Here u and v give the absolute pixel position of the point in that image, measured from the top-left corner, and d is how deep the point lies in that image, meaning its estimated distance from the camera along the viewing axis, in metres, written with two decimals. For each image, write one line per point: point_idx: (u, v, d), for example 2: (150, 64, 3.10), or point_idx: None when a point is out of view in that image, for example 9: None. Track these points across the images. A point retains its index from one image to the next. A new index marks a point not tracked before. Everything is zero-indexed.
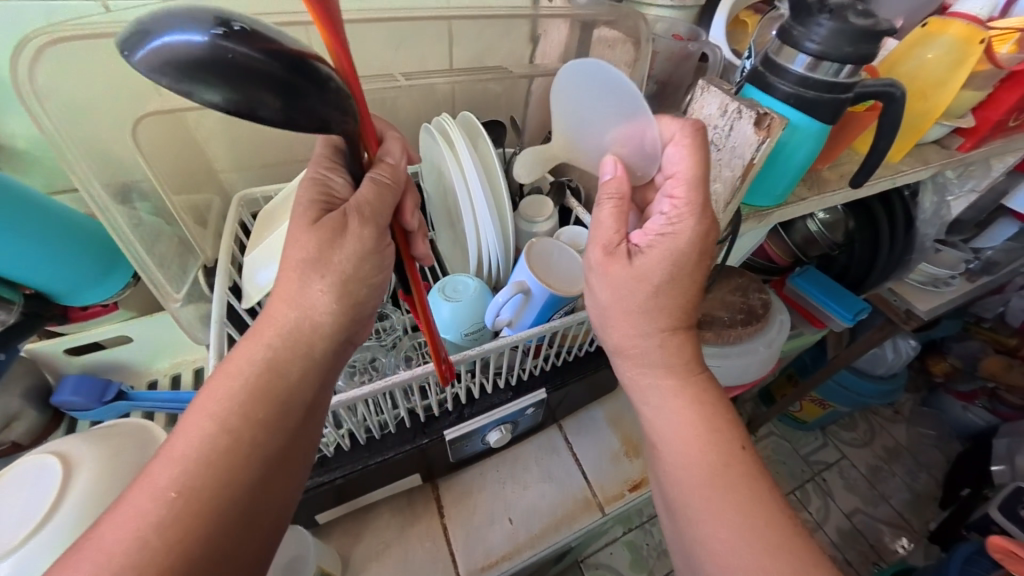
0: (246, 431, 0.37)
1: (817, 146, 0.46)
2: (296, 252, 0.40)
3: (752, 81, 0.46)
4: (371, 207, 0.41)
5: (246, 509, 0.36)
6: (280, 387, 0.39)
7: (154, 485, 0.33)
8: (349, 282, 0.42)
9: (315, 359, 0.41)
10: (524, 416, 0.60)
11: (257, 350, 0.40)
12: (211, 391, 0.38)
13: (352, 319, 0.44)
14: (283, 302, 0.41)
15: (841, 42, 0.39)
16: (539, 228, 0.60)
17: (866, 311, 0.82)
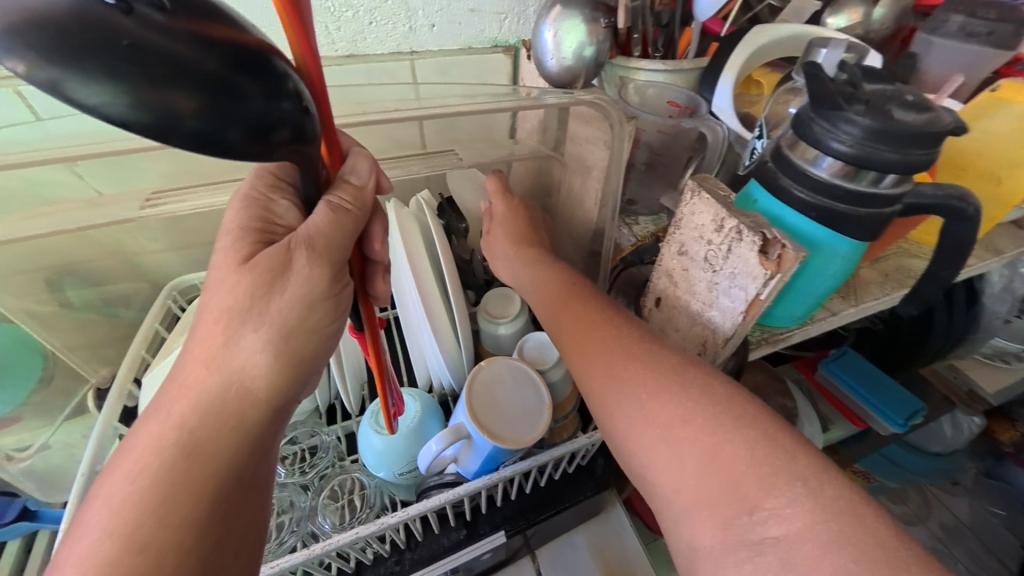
0: (165, 542, 0.24)
1: (849, 266, 0.36)
2: (184, 399, 0.27)
3: (759, 179, 0.36)
4: (324, 238, 0.28)
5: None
6: (209, 463, 0.26)
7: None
8: (296, 341, 0.29)
9: (252, 425, 0.28)
10: (480, 561, 0.49)
11: (163, 428, 0.27)
12: (109, 487, 0.25)
13: (302, 376, 0.30)
14: (202, 365, 0.28)
15: (883, 146, 0.28)
16: (502, 331, 0.50)
17: (921, 415, 0.68)
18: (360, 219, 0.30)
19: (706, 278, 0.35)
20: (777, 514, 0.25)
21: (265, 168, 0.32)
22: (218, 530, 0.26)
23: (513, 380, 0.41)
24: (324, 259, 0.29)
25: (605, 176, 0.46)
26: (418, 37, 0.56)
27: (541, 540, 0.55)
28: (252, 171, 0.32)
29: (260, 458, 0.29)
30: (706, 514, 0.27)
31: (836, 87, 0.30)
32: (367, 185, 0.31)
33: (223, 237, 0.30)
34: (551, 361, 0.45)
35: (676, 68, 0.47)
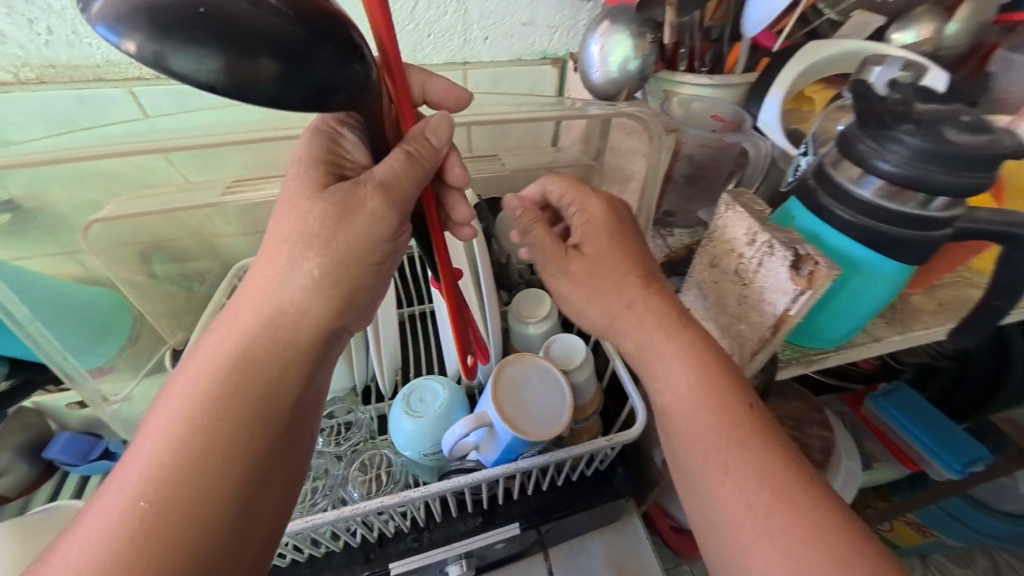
0: (225, 432, 0.28)
1: (895, 289, 0.34)
2: (252, 305, 0.31)
3: (800, 197, 0.36)
4: (395, 181, 0.31)
5: (233, 527, 0.27)
6: (264, 370, 0.30)
7: (118, 496, 0.26)
8: (350, 268, 0.32)
9: (301, 346, 0.32)
10: (492, 550, 0.50)
11: (231, 333, 0.31)
12: (181, 381, 0.29)
13: (349, 308, 0.34)
14: (263, 279, 0.31)
15: (934, 167, 0.28)
16: (531, 331, 0.52)
17: (984, 462, 0.62)
18: (427, 173, 0.32)
19: (736, 292, 0.35)
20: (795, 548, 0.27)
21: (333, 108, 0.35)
22: (273, 435, 0.30)
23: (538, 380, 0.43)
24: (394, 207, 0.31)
25: (643, 187, 0.47)
26: (473, 48, 0.60)
27: (554, 540, 0.55)
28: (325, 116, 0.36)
29: (306, 379, 0.32)
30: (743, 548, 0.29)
31: (885, 108, 0.30)
32: (442, 146, 0.33)
33: (293, 165, 0.34)
34: (577, 363, 0.46)
35: (724, 83, 0.47)
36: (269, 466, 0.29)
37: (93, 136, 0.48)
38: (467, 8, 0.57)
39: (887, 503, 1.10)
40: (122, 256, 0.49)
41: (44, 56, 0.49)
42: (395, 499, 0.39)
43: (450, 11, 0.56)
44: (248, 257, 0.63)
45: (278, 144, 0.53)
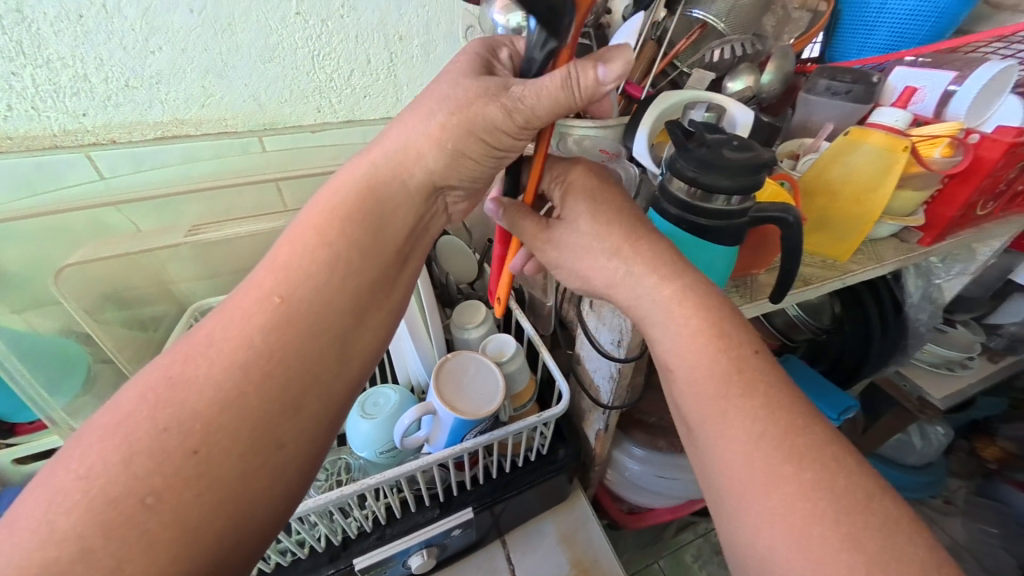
0: (345, 253, 0.37)
1: (727, 266, 0.46)
2: (380, 145, 0.40)
3: (653, 205, 0.48)
4: (534, 102, 0.35)
5: (331, 350, 0.34)
6: (378, 209, 0.39)
7: (255, 293, 0.34)
8: (470, 140, 0.38)
9: (408, 192, 0.40)
10: (452, 538, 0.55)
11: (357, 172, 0.40)
12: (316, 208, 0.38)
13: (455, 171, 0.40)
14: (392, 130, 0.40)
15: (722, 175, 0.40)
16: (471, 335, 0.60)
17: (854, 410, 0.75)
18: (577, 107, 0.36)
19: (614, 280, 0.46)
20: (799, 511, 0.29)
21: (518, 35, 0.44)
22: (367, 280, 0.37)
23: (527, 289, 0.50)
24: (528, 127, 0.37)
25: None
26: (404, 104, 0.72)
27: (509, 525, 0.61)
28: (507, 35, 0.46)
29: (406, 230, 0.41)
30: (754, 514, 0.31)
31: (690, 139, 0.43)
32: (607, 84, 0.34)
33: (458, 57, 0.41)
34: (509, 355, 0.55)
35: (605, 125, 0.60)
36: (360, 313, 0.37)
37: (54, 197, 0.53)
38: (396, 75, 0.69)
39: None
40: (83, 299, 0.54)
41: (4, 129, 0.54)
42: (354, 486, 0.44)
43: (383, 76, 0.68)
44: (202, 298, 0.68)
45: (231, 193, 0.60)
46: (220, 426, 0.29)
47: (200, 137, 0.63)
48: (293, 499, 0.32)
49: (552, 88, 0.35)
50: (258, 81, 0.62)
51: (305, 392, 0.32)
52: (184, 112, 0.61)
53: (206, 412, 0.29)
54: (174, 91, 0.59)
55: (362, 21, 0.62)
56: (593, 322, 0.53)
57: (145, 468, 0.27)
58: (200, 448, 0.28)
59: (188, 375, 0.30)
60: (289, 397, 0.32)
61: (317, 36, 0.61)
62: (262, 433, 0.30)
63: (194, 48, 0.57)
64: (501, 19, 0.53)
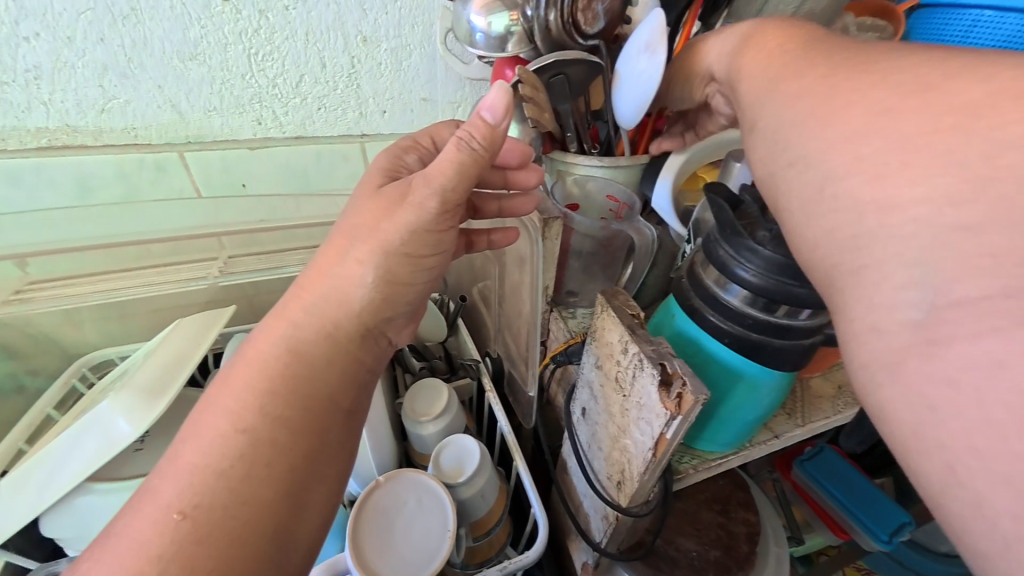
0: (268, 432, 0.27)
1: (781, 396, 0.33)
2: (308, 287, 0.32)
3: (675, 292, 0.34)
4: (438, 175, 0.30)
5: (265, 558, 0.25)
6: (307, 364, 0.30)
7: (156, 509, 0.25)
8: (394, 261, 0.32)
9: (342, 340, 0.31)
10: None
11: (279, 328, 0.31)
12: (223, 384, 0.29)
13: (388, 300, 0.33)
14: (316, 273, 0.32)
15: (784, 275, 0.27)
16: (426, 430, 0.46)
17: (908, 530, 0.61)
18: (486, 161, 0.30)
19: (619, 402, 0.32)
20: None
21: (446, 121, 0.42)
22: (301, 459, 0.28)
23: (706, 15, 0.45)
24: (446, 206, 0.31)
25: (540, 268, 0.44)
26: (369, 121, 0.59)
27: None
28: (444, 123, 0.41)
29: (347, 386, 0.31)
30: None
31: (739, 215, 0.29)
32: (500, 125, 0.30)
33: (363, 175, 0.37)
34: (466, 476, 0.40)
35: (613, 165, 0.44)
36: (297, 492, 0.27)
37: None
38: (359, 85, 0.55)
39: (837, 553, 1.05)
40: None
41: None
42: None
43: (342, 86, 0.55)
44: (96, 347, 0.55)
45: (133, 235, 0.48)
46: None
47: (99, 150, 0.50)
48: None
49: (449, 157, 0.30)
50: (177, 84, 0.49)
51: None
52: (76, 118, 0.48)
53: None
54: (61, 91, 0.46)
55: (314, 16, 0.49)
56: (586, 439, 0.39)
57: None
58: None
59: None
60: None
61: (253, 29, 0.48)
62: None
63: (85, 37, 0.44)
64: (480, 22, 0.41)
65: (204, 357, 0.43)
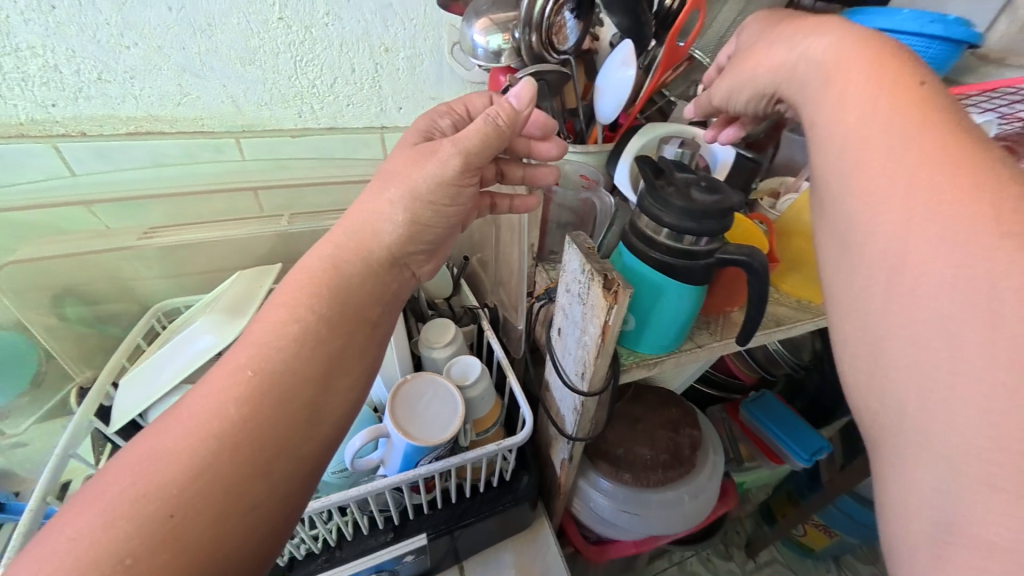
0: (313, 325, 0.39)
1: (695, 305, 0.46)
2: (345, 223, 0.44)
3: (624, 240, 0.47)
4: (465, 140, 0.43)
5: (306, 410, 0.36)
6: (347, 279, 0.42)
7: (232, 368, 0.36)
8: (418, 206, 0.44)
9: (370, 266, 0.43)
10: (404, 564, 0.55)
11: (323, 252, 0.43)
12: (285, 287, 0.41)
13: (411, 237, 0.45)
14: (353, 214, 0.45)
15: (688, 217, 0.39)
16: (437, 354, 0.58)
17: (825, 452, 0.75)
18: (506, 134, 0.44)
19: (580, 309, 0.45)
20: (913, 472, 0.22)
21: (479, 97, 0.54)
22: (336, 346, 0.39)
23: (685, 43, 0.57)
24: (467, 167, 0.44)
25: (526, 228, 0.57)
26: (388, 115, 0.71)
27: (466, 551, 0.62)
28: (478, 94, 0.54)
29: (372, 303, 0.43)
30: (895, 387, 0.24)
31: (660, 177, 0.42)
32: (522, 111, 0.44)
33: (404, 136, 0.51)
34: (471, 380, 0.53)
35: (586, 151, 0.58)
36: (330, 379, 0.38)
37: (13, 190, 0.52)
38: (381, 85, 0.68)
39: (793, 507, 1.19)
40: None
41: None
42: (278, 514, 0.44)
43: (367, 87, 0.67)
44: (167, 298, 0.67)
45: (204, 198, 0.64)
46: (197, 491, 0.30)
47: (172, 135, 0.62)
48: (269, 548, 0.33)
49: (480, 124, 0.42)
50: (237, 83, 0.61)
51: (279, 456, 0.34)
52: (157, 109, 0.60)
53: (181, 480, 0.30)
54: (148, 88, 0.58)
55: (346, 29, 0.62)
56: (559, 350, 0.52)
57: (126, 532, 0.28)
58: (175, 512, 0.29)
59: (160, 447, 0.32)
60: (261, 461, 0.33)
61: (300, 41, 0.60)
62: (234, 501, 0.31)
63: (170, 46, 0.56)
64: (481, 40, 0.54)
65: (267, 294, 0.56)
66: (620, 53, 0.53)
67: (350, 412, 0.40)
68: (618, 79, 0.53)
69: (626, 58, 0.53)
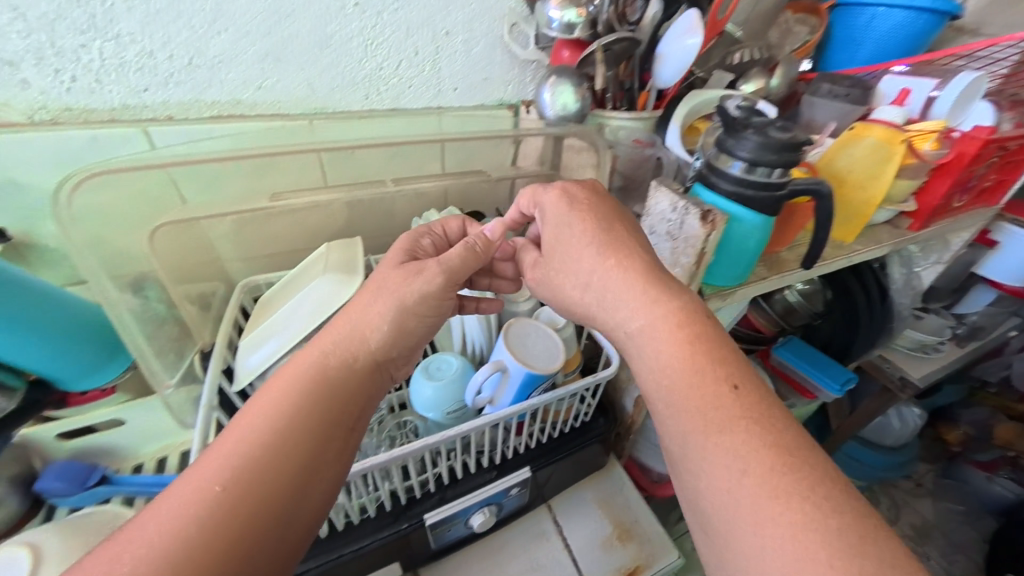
0: (294, 429, 0.38)
1: (764, 235, 0.52)
2: (337, 326, 0.45)
3: (700, 180, 0.53)
4: (451, 264, 0.49)
5: (274, 519, 0.35)
6: (333, 379, 0.42)
7: (204, 476, 0.35)
8: (404, 316, 0.46)
9: (356, 370, 0.43)
10: (510, 497, 0.59)
11: (312, 356, 0.43)
12: (274, 388, 0.40)
13: (394, 342, 0.46)
14: (342, 319, 0.46)
15: (768, 151, 0.46)
16: (520, 307, 0.63)
17: (854, 381, 0.84)
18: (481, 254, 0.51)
19: (669, 246, 0.51)
20: None
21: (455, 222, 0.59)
22: (317, 443, 0.39)
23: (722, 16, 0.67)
24: (449, 284, 0.48)
25: None
26: (445, 96, 0.76)
27: (553, 491, 0.67)
28: (452, 217, 0.59)
29: (356, 407, 0.43)
30: None
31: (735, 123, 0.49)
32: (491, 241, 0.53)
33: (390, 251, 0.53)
34: (561, 324, 0.59)
35: (638, 117, 0.66)
36: (302, 489, 0.37)
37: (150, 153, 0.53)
38: (439, 67, 0.73)
39: None
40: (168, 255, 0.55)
41: (64, 100, 0.54)
42: (417, 443, 0.47)
43: (426, 69, 0.72)
44: (247, 276, 0.69)
45: (276, 169, 0.63)
46: None
47: (252, 118, 0.65)
48: None
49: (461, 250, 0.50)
50: (312, 67, 0.65)
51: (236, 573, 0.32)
52: (240, 93, 0.63)
53: None
54: (232, 73, 0.61)
55: (412, 14, 0.66)
56: None
57: None
58: None
59: (117, 559, 0.30)
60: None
61: (371, 25, 0.65)
62: None
63: (256, 31, 0.59)
64: (556, 15, 0.60)
65: (365, 259, 0.59)
66: (686, 23, 0.61)
67: (321, 514, 0.39)
68: (684, 46, 0.61)
69: (693, 30, 0.60)
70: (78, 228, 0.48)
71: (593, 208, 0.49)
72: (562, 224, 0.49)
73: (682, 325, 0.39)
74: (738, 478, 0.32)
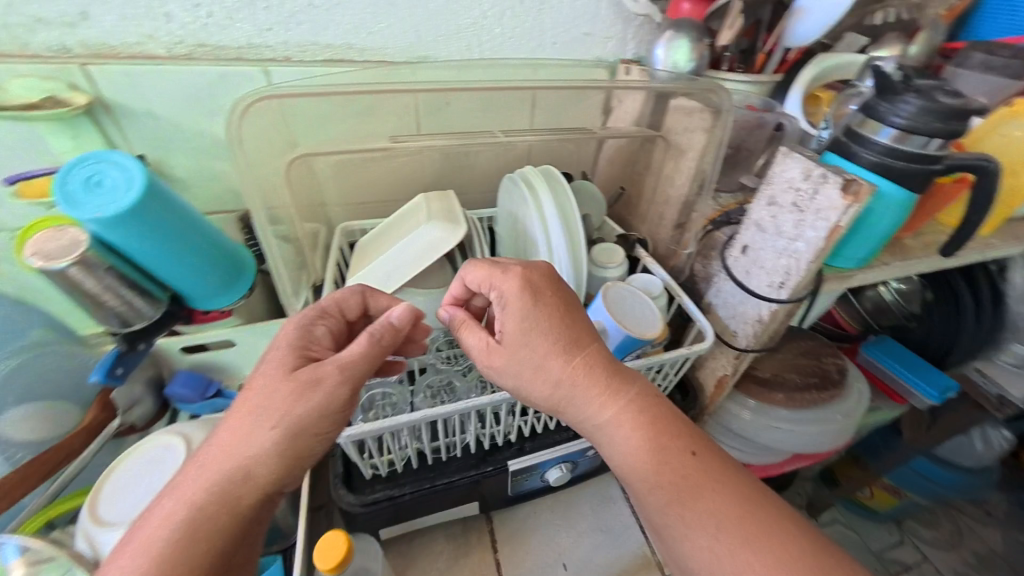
0: (187, 553, 0.32)
1: (902, 214, 0.47)
2: (233, 430, 0.37)
3: (833, 149, 0.49)
4: (352, 363, 0.41)
5: None
6: (225, 496, 0.35)
7: None
8: (299, 440, 0.37)
9: (255, 486, 0.36)
10: (586, 457, 0.60)
11: (196, 479, 0.35)
12: (159, 513, 0.34)
13: (295, 463, 0.38)
14: (222, 439, 0.37)
15: (931, 118, 0.41)
16: (610, 273, 0.62)
17: (955, 390, 0.77)
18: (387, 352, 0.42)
19: (794, 218, 0.48)
20: None
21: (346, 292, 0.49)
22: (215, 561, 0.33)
23: None
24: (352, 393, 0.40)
25: (704, 153, 0.60)
26: (542, 50, 0.73)
27: None
28: (350, 290, 0.49)
29: (254, 521, 0.36)
30: None
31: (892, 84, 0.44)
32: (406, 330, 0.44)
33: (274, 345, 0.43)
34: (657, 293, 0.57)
35: (756, 80, 0.62)
36: None
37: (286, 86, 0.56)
38: (543, 17, 0.70)
39: (860, 468, 1.20)
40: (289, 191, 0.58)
41: (198, 36, 0.58)
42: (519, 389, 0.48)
43: (529, 19, 0.69)
44: (343, 220, 0.72)
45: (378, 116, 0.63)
46: None
47: (358, 62, 0.65)
48: None
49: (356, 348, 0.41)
50: (420, 11, 0.64)
51: None
52: (351, 37, 0.64)
53: None
54: (344, 15, 0.61)
55: None
56: (741, 268, 0.55)
57: None
58: None
59: None
60: None
61: None
62: None
63: None
64: None
65: (462, 211, 0.60)
66: None
67: None
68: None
69: None
70: (247, 155, 0.50)
71: (555, 311, 0.43)
72: (526, 318, 0.44)
73: (642, 411, 0.40)
74: (715, 532, 0.35)
